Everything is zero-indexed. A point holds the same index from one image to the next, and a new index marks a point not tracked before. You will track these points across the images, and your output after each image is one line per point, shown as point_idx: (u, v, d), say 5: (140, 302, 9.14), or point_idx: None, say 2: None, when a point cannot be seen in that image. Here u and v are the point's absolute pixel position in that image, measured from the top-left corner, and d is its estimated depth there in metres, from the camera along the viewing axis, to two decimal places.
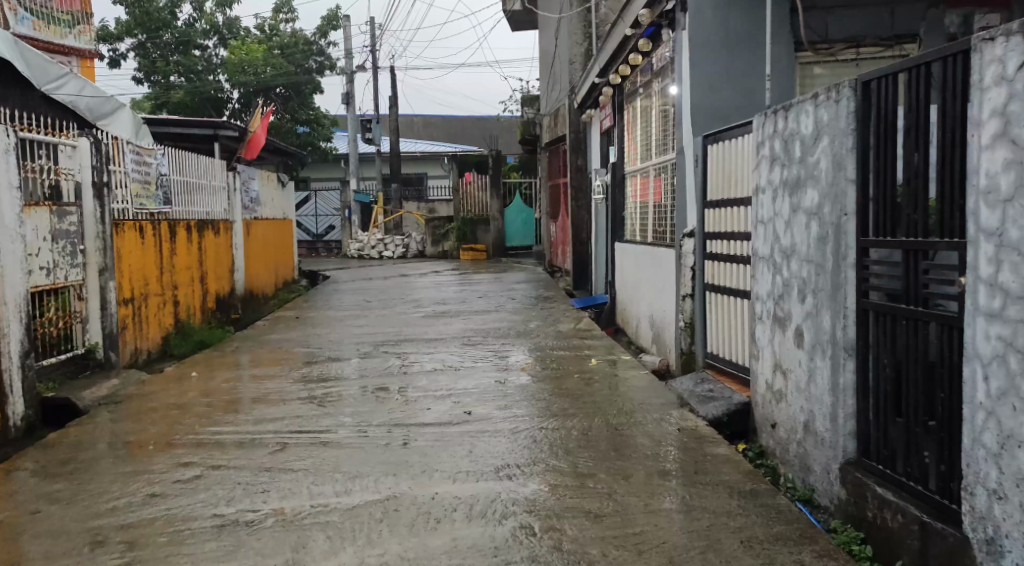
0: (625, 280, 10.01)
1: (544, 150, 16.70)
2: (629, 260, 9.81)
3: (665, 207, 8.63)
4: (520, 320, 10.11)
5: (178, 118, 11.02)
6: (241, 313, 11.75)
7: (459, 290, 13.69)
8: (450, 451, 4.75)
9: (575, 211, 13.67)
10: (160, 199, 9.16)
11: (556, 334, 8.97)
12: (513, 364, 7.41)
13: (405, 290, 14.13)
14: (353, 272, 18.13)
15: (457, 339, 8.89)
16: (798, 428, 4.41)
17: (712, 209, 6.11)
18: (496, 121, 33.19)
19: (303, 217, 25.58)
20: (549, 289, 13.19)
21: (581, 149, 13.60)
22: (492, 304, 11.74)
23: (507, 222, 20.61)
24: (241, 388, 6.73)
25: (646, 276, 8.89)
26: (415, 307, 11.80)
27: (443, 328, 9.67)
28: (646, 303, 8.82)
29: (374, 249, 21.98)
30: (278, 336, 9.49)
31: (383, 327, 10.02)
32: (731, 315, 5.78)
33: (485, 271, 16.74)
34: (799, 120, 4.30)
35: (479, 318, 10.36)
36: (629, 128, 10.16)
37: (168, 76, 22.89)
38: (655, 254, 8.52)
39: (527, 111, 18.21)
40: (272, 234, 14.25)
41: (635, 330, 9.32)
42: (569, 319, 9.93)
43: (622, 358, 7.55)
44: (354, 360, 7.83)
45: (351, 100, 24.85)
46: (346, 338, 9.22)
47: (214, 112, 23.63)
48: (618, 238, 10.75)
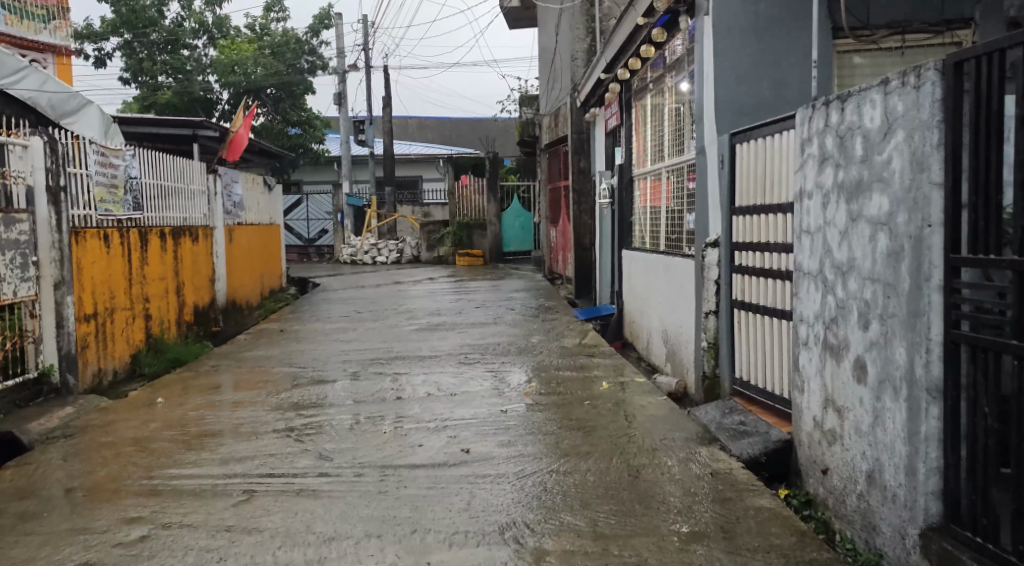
0: (634, 291, 9.32)
1: (544, 151, 16.00)
2: (639, 269, 9.11)
3: (681, 213, 7.94)
4: (521, 334, 9.40)
5: (152, 117, 10.29)
6: (223, 325, 11.04)
7: (455, 299, 12.97)
8: (444, 504, 4.05)
9: (577, 215, 12.95)
10: (129, 204, 8.39)
11: (561, 351, 8.25)
12: (515, 387, 6.70)
13: (398, 299, 13.40)
14: (345, 279, 17.42)
15: (453, 357, 8.17)
16: (858, 479, 3.70)
17: (742, 217, 5.42)
18: (493, 122, 32.45)
19: (294, 222, 24.87)
20: (550, 298, 12.48)
21: (584, 151, 12.91)
22: (490, 315, 11.03)
23: (504, 226, 19.84)
24: (210, 417, 6.03)
25: (658, 288, 8.19)
26: (408, 318, 11.09)
27: (438, 343, 8.95)
28: (659, 318, 8.11)
29: (367, 254, 21.34)
30: (260, 353, 8.78)
31: (373, 342, 9.29)
32: (765, 338, 5.08)
33: (483, 279, 16.01)
34: (859, 112, 3.61)
35: (477, 332, 9.64)
36: (638, 127, 9.47)
37: (155, 76, 22.21)
38: (669, 265, 7.82)
39: (525, 111, 17.50)
40: (258, 240, 13.54)
41: (646, 345, 8.62)
42: (574, 333, 9.21)
43: (636, 380, 6.84)
44: (339, 382, 7.11)
45: (343, 101, 24.14)
46: (333, 356, 8.49)
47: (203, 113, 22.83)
48: (625, 245, 10.05)
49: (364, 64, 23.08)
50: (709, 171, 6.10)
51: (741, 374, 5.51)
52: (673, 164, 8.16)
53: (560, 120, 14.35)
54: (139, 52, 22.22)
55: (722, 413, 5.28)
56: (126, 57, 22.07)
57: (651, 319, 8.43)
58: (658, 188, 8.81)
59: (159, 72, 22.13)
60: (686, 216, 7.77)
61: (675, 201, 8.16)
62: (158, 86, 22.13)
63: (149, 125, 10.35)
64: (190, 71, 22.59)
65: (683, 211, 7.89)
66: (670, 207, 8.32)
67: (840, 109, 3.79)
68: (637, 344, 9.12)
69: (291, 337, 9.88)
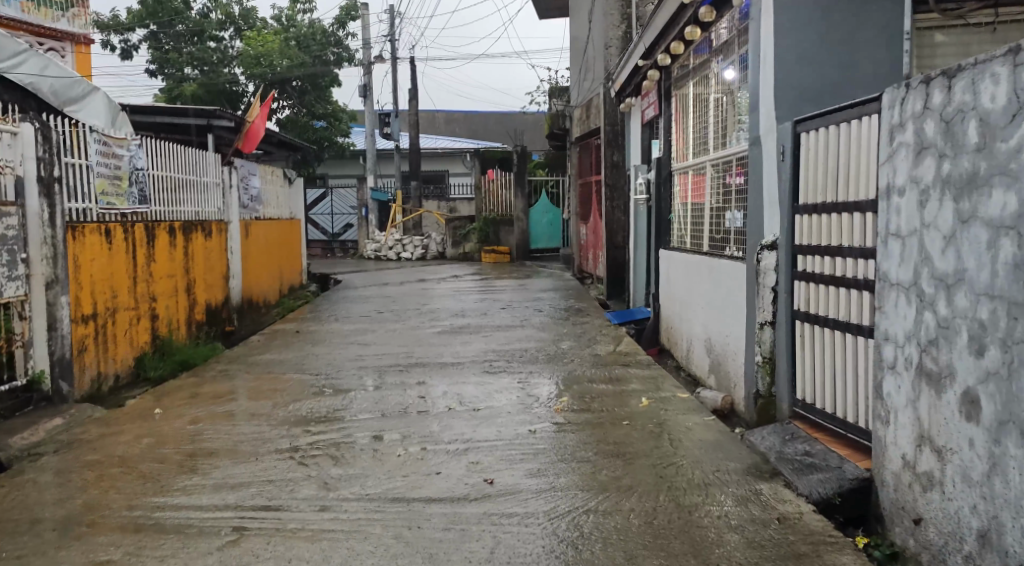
0: (672, 293, 8.69)
1: (574, 145, 15.38)
2: (678, 271, 8.48)
3: (729, 210, 7.27)
4: (551, 339, 8.77)
5: (165, 105, 9.74)
6: (237, 325, 10.48)
7: (481, 299, 12.36)
8: (464, 555, 3.50)
9: (609, 211, 12.30)
10: (135, 197, 7.79)
11: (594, 360, 7.62)
12: (546, 401, 6.07)
13: (421, 298, 12.82)
14: (368, 276, 16.89)
15: (477, 364, 7.55)
16: (965, 537, 3.13)
17: (806, 216, 4.79)
18: (520, 116, 31.83)
19: (318, 216, 24.40)
20: (581, 299, 11.85)
21: (617, 145, 12.26)
22: (518, 317, 10.41)
23: (533, 223, 19.21)
24: (209, 433, 5.46)
25: (701, 293, 7.54)
26: (430, 319, 10.52)
27: (461, 349, 8.34)
28: (702, 326, 7.47)
29: (391, 250, 20.82)
30: (272, 356, 8.24)
31: (392, 345, 8.69)
32: (833, 356, 4.45)
33: (510, 277, 15.40)
34: (975, 91, 3.08)
35: (504, 337, 9.02)
36: (678, 118, 8.83)
37: (182, 68, 21.82)
38: (715, 268, 7.17)
39: (555, 103, 16.84)
40: (277, 236, 13.01)
41: (686, 353, 7.99)
42: (608, 339, 8.57)
43: (680, 396, 6.19)
44: (354, 393, 6.52)
45: (369, 94, 23.62)
46: (349, 361, 7.91)
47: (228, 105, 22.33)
48: (663, 244, 9.39)
49: (390, 54, 22.52)
50: (768, 163, 5.46)
51: (801, 396, 4.88)
52: (719, 157, 7.49)
53: (592, 111, 13.68)
54: (165, 44, 21.89)
55: (783, 441, 4.66)
56: (151, 49, 21.80)
57: (693, 326, 7.78)
58: (700, 183, 8.14)
59: (185, 64, 21.73)
60: (736, 215, 7.11)
61: (721, 199, 7.52)
62: (185, 78, 21.73)
63: (161, 114, 9.80)
64: (216, 63, 22.15)
65: (731, 210, 7.23)
66: (715, 204, 7.65)
67: (945, 87, 3.23)
68: (676, 352, 8.47)
69: (307, 339, 9.34)
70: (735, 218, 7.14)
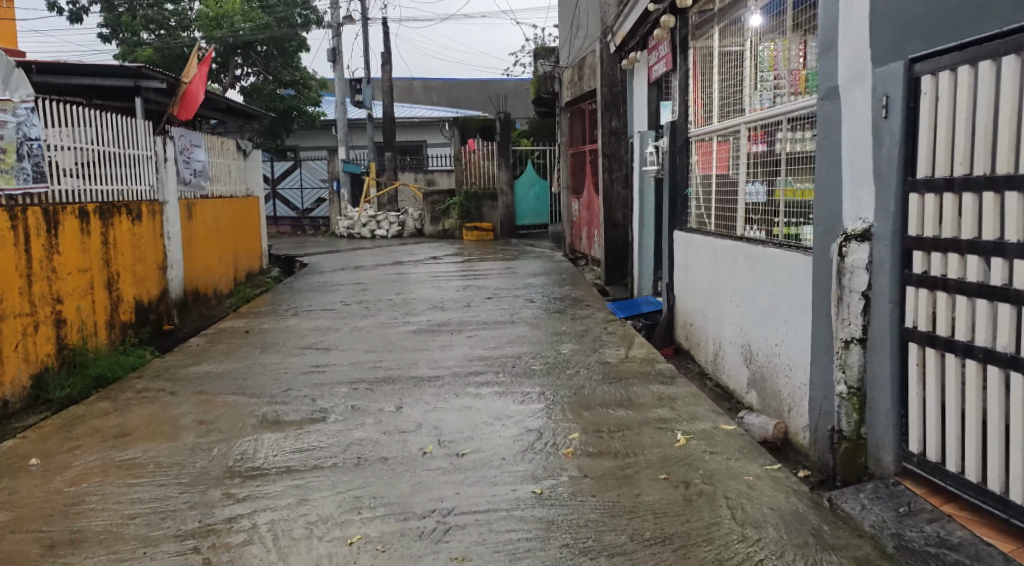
0: (691, 285, 7.33)
1: (564, 111, 13.92)
2: (699, 258, 7.08)
3: (755, 180, 6.28)
4: (548, 341, 7.33)
5: (82, 62, 8.22)
6: (178, 323, 8.99)
7: (463, 287, 10.91)
8: None
9: (607, 185, 10.88)
10: (27, 174, 6.30)
11: (604, 372, 6.20)
12: (550, 439, 4.62)
13: (395, 286, 11.33)
14: (339, 257, 15.38)
15: (460, 380, 6.10)
16: None
17: (926, 194, 3.52)
18: (501, 84, 30.24)
19: (288, 191, 22.79)
20: (578, 287, 10.47)
21: (616, 109, 10.76)
22: (507, 311, 8.97)
23: (519, 198, 17.63)
24: (95, 499, 3.99)
25: (734, 287, 6.16)
26: (406, 314, 9.08)
27: (441, 356, 6.89)
28: (737, 327, 6.09)
29: (365, 227, 19.25)
30: (210, 366, 6.78)
31: (358, 351, 7.23)
32: (982, 399, 3.30)
33: (494, 258, 13.92)
34: None
35: (491, 337, 7.55)
36: (698, 74, 7.57)
37: (137, 33, 20.06)
38: (753, 257, 5.77)
39: (541, 65, 15.27)
40: (230, 215, 11.44)
41: (713, 359, 6.64)
42: (618, 342, 7.17)
43: (722, 426, 4.77)
44: (302, 427, 5.06)
45: (339, 58, 21.92)
46: (303, 375, 6.43)
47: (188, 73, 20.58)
48: (678, 225, 7.97)
49: (361, 14, 20.85)
50: (850, 123, 4.03)
51: (915, 450, 3.58)
52: (752, 118, 6.28)
53: (586, 72, 12.18)
54: (119, 7, 20.18)
55: (897, 517, 3.44)
56: (103, 11, 20.04)
57: (723, 327, 6.40)
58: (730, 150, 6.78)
59: (140, 28, 19.95)
60: (766, 186, 6.11)
61: (763, 168, 6.18)
62: (140, 42, 19.93)
63: (81, 71, 8.34)
64: (174, 27, 20.37)
65: (759, 179, 6.21)
66: (752, 176, 6.34)
67: None
68: (698, 355, 7.09)
69: (257, 341, 7.85)
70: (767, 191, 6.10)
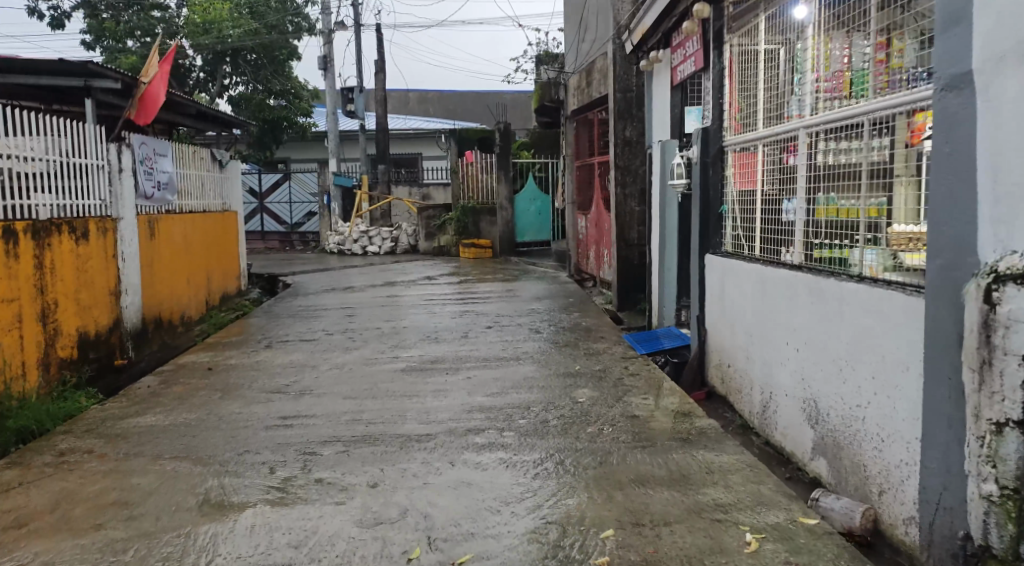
0: (729, 317, 6.25)
1: (570, 119, 12.86)
2: (740, 287, 6.02)
3: (794, 196, 5.65)
4: (561, 385, 6.21)
5: (23, 59, 7.13)
6: (133, 356, 7.88)
7: (460, 313, 9.79)
8: None
9: (620, 200, 9.82)
10: None
11: (634, 432, 5.08)
12: (578, 537, 3.63)
13: (385, 312, 10.20)
14: (326, 277, 14.25)
15: (456, 441, 4.97)
16: None
17: None
18: (500, 96, 29.19)
19: (277, 205, 21.61)
20: (588, 314, 9.36)
21: (632, 116, 9.72)
22: (510, 344, 7.85)
23: (518, 213, 16.36)
24: None
25: (789, 324, 5.07)
26: (395, 346, 7.96)
27: (435, 405, 5.76)
28: (795, 375, 4.99)
29: (356, 243, 18.13)
30: (157, 418, 5.65)
31: (335, 397, 6.10)
32: None
33: (493, 279, 12.78)
34: None
35: (494, 380, 6.43)
36: (733, 80, 6.57)
37: (121, 40, 18.99)
38: (814, 289, 4.69)
39: (545, 71, 14.20)
40: (202, 232, 10.32)
41: (762, 411, 5.53)
42: (644, 389, 6.05)
43: (799, 520, 3.68)
44: (252, 514, 3.93)
45: (330, 66, 20.85)
46: (266, 431, 5.30)
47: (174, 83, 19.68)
48: (711, 248, 6.84)
49: (353, 20, 19.80)
50: (987, 124, 3.17)
51: None
52: (812, 122, 5.38)
53: (595, 76, 11.10)
54: (103, 13, 18.97)
55: None
56: (87, 18, 18.94)
57: (776, 372, 5.29)
58: (781, 160, 5.86)
59: (123, 35, 18.85)
60: (809, 201, 5.48)
61: (841, 183, 5.12)
62: (125, 49, 18.87)
63: (20, 67, 7.22)
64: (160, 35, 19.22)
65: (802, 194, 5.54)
66: (824, 190, 5.29)
67: None
68: (739, 405, 6.00)
69: (219, 382, 6.72)
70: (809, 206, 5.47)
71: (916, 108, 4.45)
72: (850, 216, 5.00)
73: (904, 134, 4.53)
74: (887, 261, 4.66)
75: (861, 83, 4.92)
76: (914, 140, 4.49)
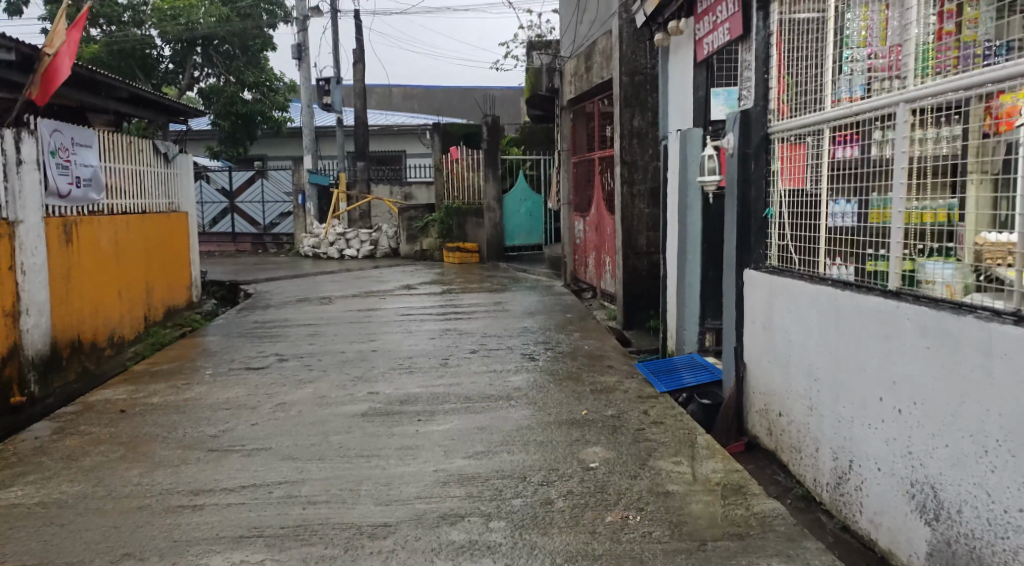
0: (777, 353, 4.90)
1: (566, 111, 11.50)
2: (794, 316, 4.68)
3: (839, 196, 4.62)
4: (566, 441, 4.81)
5: None
6: (36, 391, 6.43)
7: (441, 332, 8.37)
8: None
9: (627, 201, 8.42)
10: None
11: (671, 524, 3.69)
12: None
13: (353, 330, 8.77)
14: (294, 285, 12.78)
15: (423, 538, 3.64)
16: None
17: None
18: (488, 92, 27.81)
19: (248, 205, 20.13)
20: (591, 335, 7.96)
21: (641, 103, 8.32)
22: (499, 375, 6.44)
23: (508, 214, 14.90)
24: None
25: (884, 372, 3.69)
26: (359, 379, 6.54)
27: (400, 474, 4.34)
28: (898, 444, 3.61)
29: (332, 247, 16.66)
30: (27, 492, 4.22)
31: (271, 458, 4.68)
32: None
33: (479, 289, 11.38)
34: None
35: (478, 432, 5.02)
36: (781, 53, 5.17)
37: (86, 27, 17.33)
38: (940, 330, 3.35)
39: (538, 57, 12.81)
40: (140, 236, 8.89)
41: (834, 486, 4.15)
42: (673, 447, 4.67)
43: None
44: None
45: (305, 55, 19.40)
46: (164, 515, 3.89)
47: (141, 74, 18.04)
48: (754, 262, 5.37)
49: (330, 5, 18.28)
50: None
51: None
52: (916, 93, 3.83)
53: (597, 59, 9.67)
54: None
55: None
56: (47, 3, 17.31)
57: (860, 435, 3.90)
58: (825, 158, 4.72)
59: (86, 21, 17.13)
60: (858, 202, 4.44)
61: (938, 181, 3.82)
62: (89, 38, 17.09)
63: None
64: (126, 22, 17.65)
65: (850, 194, 4.52)
66: (926, 190, 3.86)
67: None
68: (798, 470, 4.59)
69: (131, 432, 5.27)
70: (860, 208, 4.41)
71: (1016, 86, 3.38)
72: (916, 223, 3.89)
73: (979, 123, 3.60)
74: (968, 279, 3.61)
75: (925, 60, 3.87)
76: (1003, 127, 3.53)
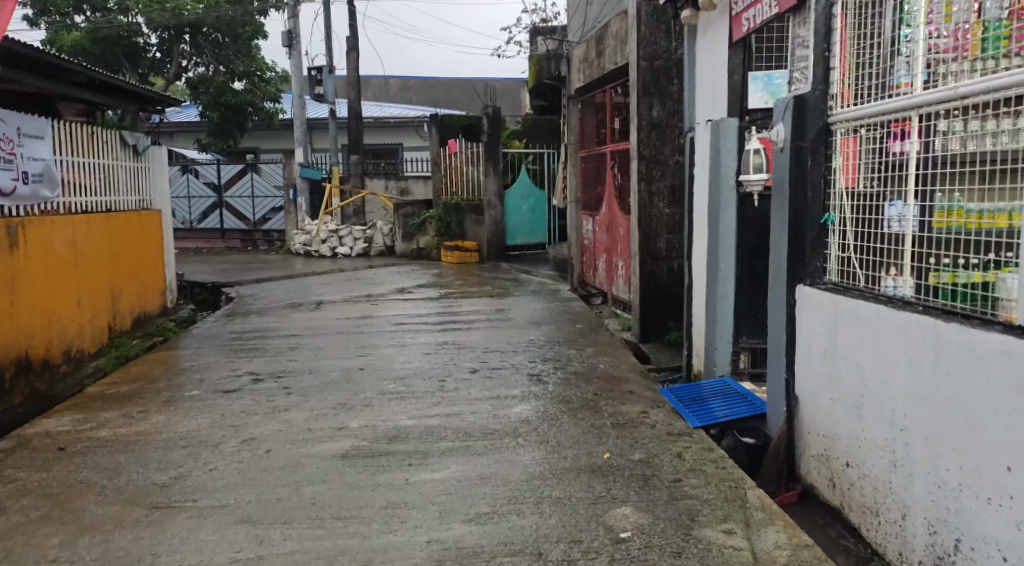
0: (839, 391, 4.07)
1: (572, 101, 10.63)
2: (858, 350, 3.90)
3: (899, 196, 3.85)
4: (588, 497, 3.94)
5: None
6: None
7: (437, 346, 7.51)
8: None
9: (644, 200, 7.54)
10: None
11: None
12: None
13: (341, 342, 7.89)
14: (281, 287, 11.90)
15: None
16: None
17: None
18: (488, 84, 26.91)
19: (238, 199, 19.22)
20: (604, 350, 7.11)
21: (662, 92, 7.46)
22: (504, 403, 5.58)
23: (509, 212, 14.02)
24: None
25: (1011, 436, 3.05)
26: (342, 405, 5.67)
27: (383, 549, 3.49)
28: None
29: (324, 244, 15.74)
30: None
31: (225, 520, 3.82)
32: None
33: (479, 293, 10.51)
34: None
35: (480, 483, 4.15)
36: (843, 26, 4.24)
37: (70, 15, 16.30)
38: None
39: (543, 44, 11.93)
40: (105, 237, 8.03)
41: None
42: (718, 506, 3.83)
43: None
44: None
45: (297, 42, 18.48)
46: None
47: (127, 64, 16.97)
48: (809, 277, 4.44)
49: None
50: None
51: None
52: None
53: (610, 43, 8.80)
54: None
55: None
56: None
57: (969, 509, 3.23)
58: (886, 152, 3.94)
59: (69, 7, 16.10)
60: (918, 203, 3.76)
61: None
62: (71, 25, 16.10)
63: None
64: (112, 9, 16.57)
65: (915, 195, 3.77)
66: None
67: None
68: (875, 537, 3.76)
69: (67, 478, 4.41)
70: (923, 213, 3.73)
71: None
72: None
73: None
74: None
75: None
76: None
